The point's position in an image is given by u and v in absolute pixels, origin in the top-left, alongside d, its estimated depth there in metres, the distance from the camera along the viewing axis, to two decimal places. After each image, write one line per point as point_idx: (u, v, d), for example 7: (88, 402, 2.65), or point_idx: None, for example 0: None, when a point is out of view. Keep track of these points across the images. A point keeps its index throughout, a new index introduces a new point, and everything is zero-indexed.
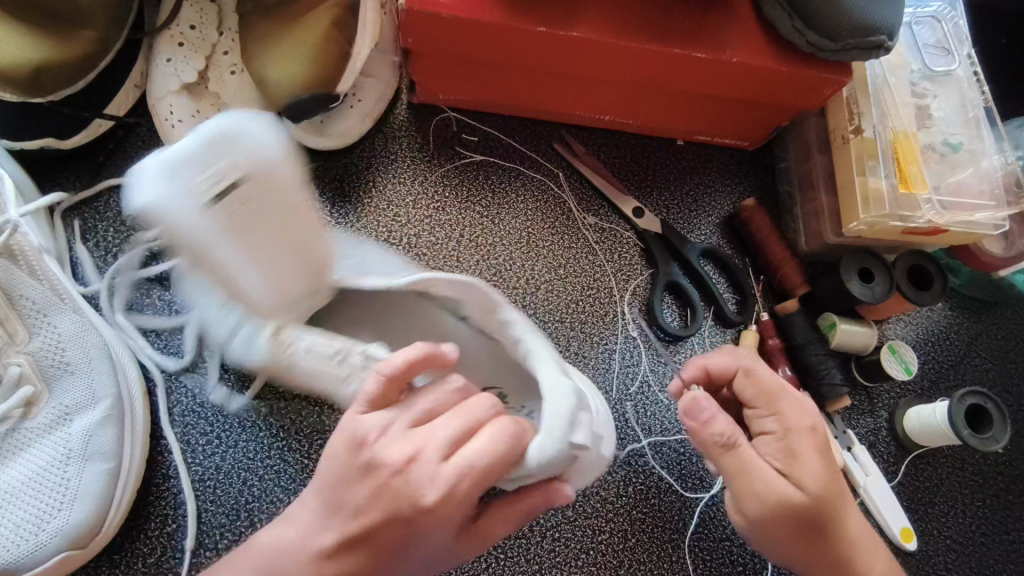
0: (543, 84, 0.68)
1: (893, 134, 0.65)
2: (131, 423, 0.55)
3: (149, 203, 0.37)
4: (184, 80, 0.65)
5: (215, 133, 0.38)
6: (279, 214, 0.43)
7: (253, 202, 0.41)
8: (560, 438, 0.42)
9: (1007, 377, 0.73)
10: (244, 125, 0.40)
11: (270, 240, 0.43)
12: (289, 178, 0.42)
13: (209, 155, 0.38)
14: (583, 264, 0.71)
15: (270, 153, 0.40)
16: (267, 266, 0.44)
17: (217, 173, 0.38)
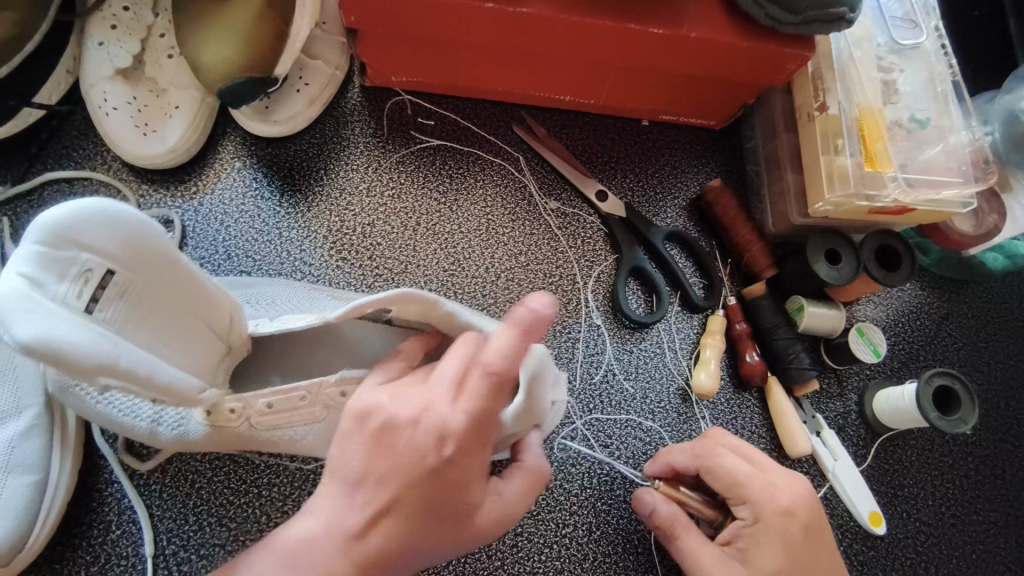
0: (496, 63, 0.66)
1: (859, 110, 0.62)
2: (61, 430, 0.53)
3: (39, 331, 0.36)
4: (118, 64, 0.61)
5: (52, 238, 0.38)
6: (162, 290, 0.44)
7: (125, 293, 0.41)
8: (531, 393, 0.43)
9: (977, 356, 0.72)
10: (92, 219, 0.39)
11: (152, 306, 0.43)
12: (134, 237, 0.41)
13: (57, 267, 0.38)
14: (544, 251, 0.69)
15: (95, 217, 0.39)
16: (178, 331, 0.45)
17: (83, 275, 0.39)
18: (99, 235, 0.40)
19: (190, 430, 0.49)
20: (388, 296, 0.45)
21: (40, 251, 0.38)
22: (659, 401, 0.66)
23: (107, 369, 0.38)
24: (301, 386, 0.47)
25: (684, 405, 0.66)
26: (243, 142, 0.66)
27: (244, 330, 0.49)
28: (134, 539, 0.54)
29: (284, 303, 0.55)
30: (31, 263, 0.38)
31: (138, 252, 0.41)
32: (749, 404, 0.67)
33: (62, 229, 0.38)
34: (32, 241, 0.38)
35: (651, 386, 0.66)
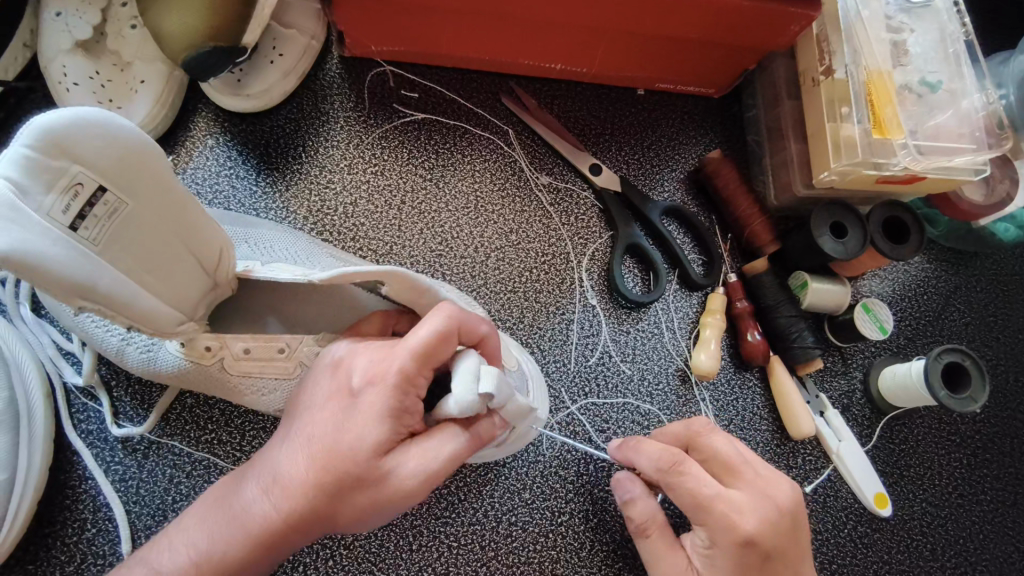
0: (482, 28, 0.62)
1: (867, 74, 0.58)
2: (29, 428, 0.50)
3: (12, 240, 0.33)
4: (77, 36, 0.57)
5: (45, 144, 0.35)
6: (153, 215, 0.40)
7: (114, 213, 0.38)
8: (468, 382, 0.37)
9: (986, 330, 0.70)
10: (91, 127, 0.36)
11: (145, 231, 0.40)
12: (130, 149, 0.38)
13: (46, 176, 0.35)
14: (536, 229, 0.66)
15: (91, 122, 0.36)
16: (168, 262, 0.42)
17: (73, 188, 0.36)
18: (95, 140, 0.37)
19: (160, 357, 0.48)
20: (377, 271, 0.42)
21: (29, 155, 0.35)
22: (658, 383, 0.63)
23: (86, 292, 0.37)
24: (281, 338, 0.46)
25: (684, 387, 0.64)
26: (215, 118, 0.63)
27: (230, 262, 0.46)
28: (111, 538, 0.51)
29: (279, 250, 0.53)
30: (18, 168, 0.34)
31: (133, 169, 0.38)
32: (750, 384, 0.65)
33: (56, 135, 0.35)
34: (21, 143, 0.35)
35: (649, 367, 0.64)
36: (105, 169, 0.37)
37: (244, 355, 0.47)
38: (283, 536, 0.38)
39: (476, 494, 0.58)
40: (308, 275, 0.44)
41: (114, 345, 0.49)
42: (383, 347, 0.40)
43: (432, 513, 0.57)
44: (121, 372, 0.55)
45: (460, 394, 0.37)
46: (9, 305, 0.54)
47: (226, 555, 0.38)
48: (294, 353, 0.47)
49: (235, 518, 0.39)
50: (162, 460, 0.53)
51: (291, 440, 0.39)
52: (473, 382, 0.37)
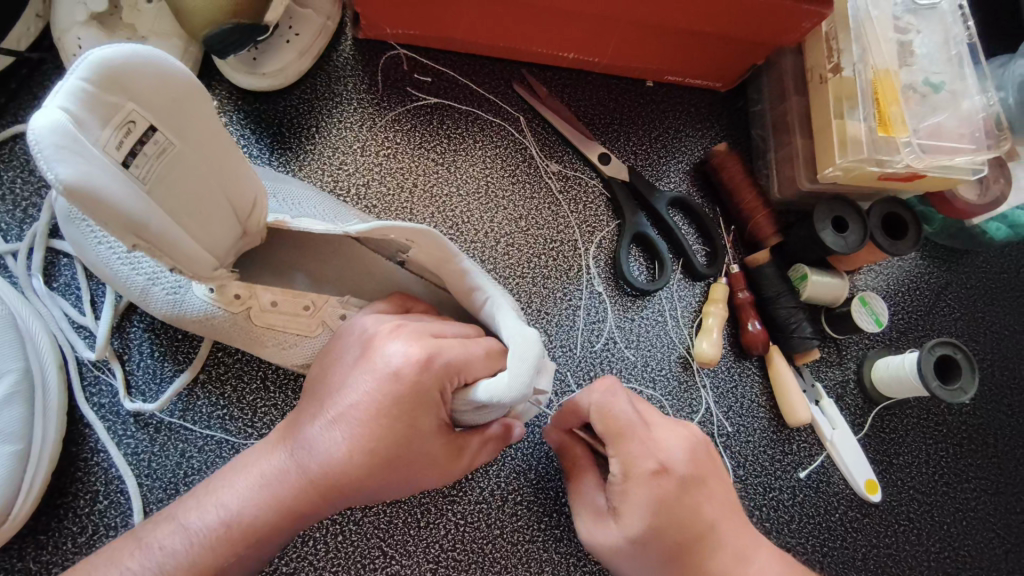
0: (497, 14, 0.62)
1: (875, 73, 0.60)
2: (44, 400, 0.50)
3: (81, 174, 0.33)
4: (91, 8, 0.57)
5: (101, 78, 0.35)
6: (196, 155, 0.42)
7: (161, 152, 0.39)
8: (524, 376, 0.39)
9: (974, 326, 0.72)
10: (142, 63, 0.37)
11: (182, 174, 0.41)
12: (177, 88, 0.39)
13: (101, 111, 0.35)
14: (545, 215, 0.67)
15: (143, 58, 0.37)
16: (203, 203, 0.43)
17: (126, 126, 0.37)
18: (146, 75, 0.37)
19: (188, 301, 0.50)
20: (410, 228, 0.43)
21: (85, 88, 0.35)
22: (660, 369, 0.65)
23: (136, 226, 0.36)
24: (308, 295, 0.49)
25: (685, 374, 0.65)
26: (229, 95, 0.62)
27: (263, 214, 0.48)
28: (123, 510, 0.52)
29: (308, 208, 0.53)
30: (76, 101, 0.34)
31: (180, 109, 0.40)
32: (749, 372, 0.67)
33: (112, 70, 0.36)
34: (76, 76, 0.35)
35: (653, 354, 0.65)
36: (157, 104, 0.38)
37: (271, 308, 0.49)
38: (307, 505, 0.41)
39: (482, 474, 0.59)
40: (346, 228, 0.45)
41: (139, 283, 0.50)
42: (421, 337, 0.42)
43: (441, 491, 0.58)
44: (134, 345, 0.55)
45: (513, 382, 0.39)
46: (22, 276, 0.54)
47: (259, 519, 0.41)
48: (319, 311, 0.50)
49: (289, 477, 0.41)
50: (176, 434, 0.54)
51: (331, 409, 0.41)
52: (529, 374, 0.40)
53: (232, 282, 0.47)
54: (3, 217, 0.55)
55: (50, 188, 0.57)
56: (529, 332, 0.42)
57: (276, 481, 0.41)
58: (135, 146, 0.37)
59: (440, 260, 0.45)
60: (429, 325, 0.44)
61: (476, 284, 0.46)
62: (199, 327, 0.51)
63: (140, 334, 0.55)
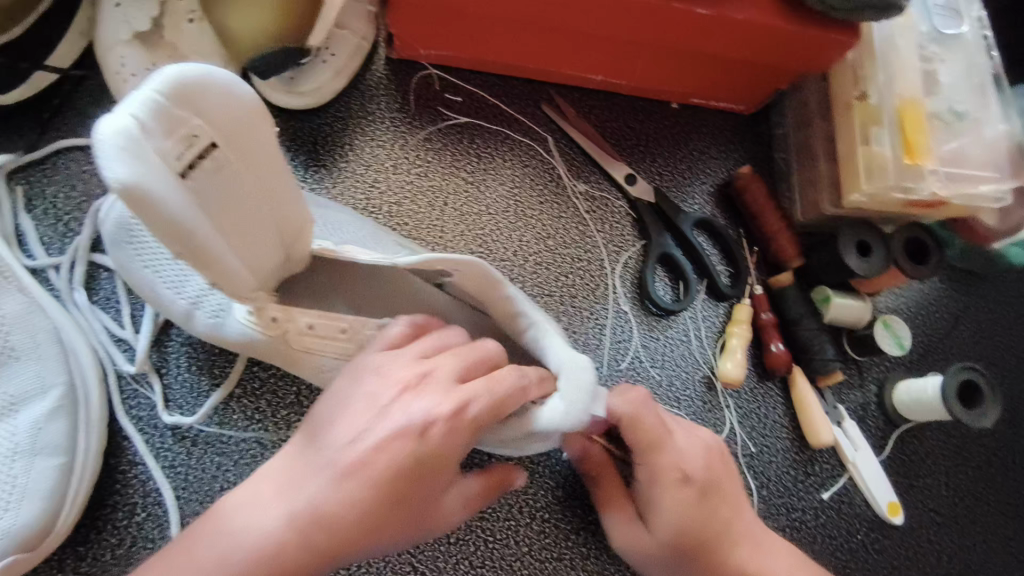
0: (529, 38, 0.63)
1: (900, 100, 0.61)
2: (86, 412, 0.51)
3: (136, 176, 0.34)
4: (135, 27, 0.57)
5: (173, 93, 0.37)
6: (252, 177, 0.43)
7: (218, 168, 0.40)
8: (581, 407, 0.44)
9: (994, 349, 0.73)
10: (215, 85, 0.38)
11: (236, 192, 0.42)
12: (245, 110, 0.40)
13: (167, 123, 0.37)
14: (573, 235, 0.68)
15: (216, 78, 0.39)
16: (250, 223, 0.44)
17: (189, 139, 0.38)
18: (215, 93, 0.38)
19: (227, 324, 0.50)
20: (461, 258, 0.43)
21: (157, 100, 0.36)
22: (685, 388, 0.66)
23: (181, 234, 0.37)
24: (345, 319, 0.48)
25: (709, 394, 0.66)
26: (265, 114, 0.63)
27: (308, 241, 0.48)
28: (160, 522, 0.52)
29: (348, 232, 0.55)
30: (146, 110, 0.36)
31: (243, 131, 0.41)
32: (771, 393, 0.67)
33: (185, 87, 0.37)
34: (151, 88, 0.36)
35: (677, 373, 0.66)
36: (222, 122, 0.39)
37: (308, 330, 0.48)
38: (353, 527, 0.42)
39: (511, 491, 0.59)
40: (395, 260, 0.45)
41: (184, 305, 0.51)
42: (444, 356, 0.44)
43: (470, 507, 0.58)
44: (172, 359, 0.56)
45: (572, 410, 0.43)
46: (63, 289, 0.55)
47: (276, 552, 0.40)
48: (355, 333, 0.49)
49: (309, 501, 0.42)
50: (212, 448, 0.54)
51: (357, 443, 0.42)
52: (586, 401, 0.44)
53: (271, 304, 0.46)
54: (45, 231, 0.57)
55: (90, 203, 0.58)
56: (579, 357, 0.45)
57: (307, 512, 0.41)
58: (193, 159, 0.39)
59: (484, 286, 0.46)
60: (434, 338, 0.45)
61: (520, 309, 0.47)
62: (239, 348, 0.51)
63: (178, 348, 0.56)
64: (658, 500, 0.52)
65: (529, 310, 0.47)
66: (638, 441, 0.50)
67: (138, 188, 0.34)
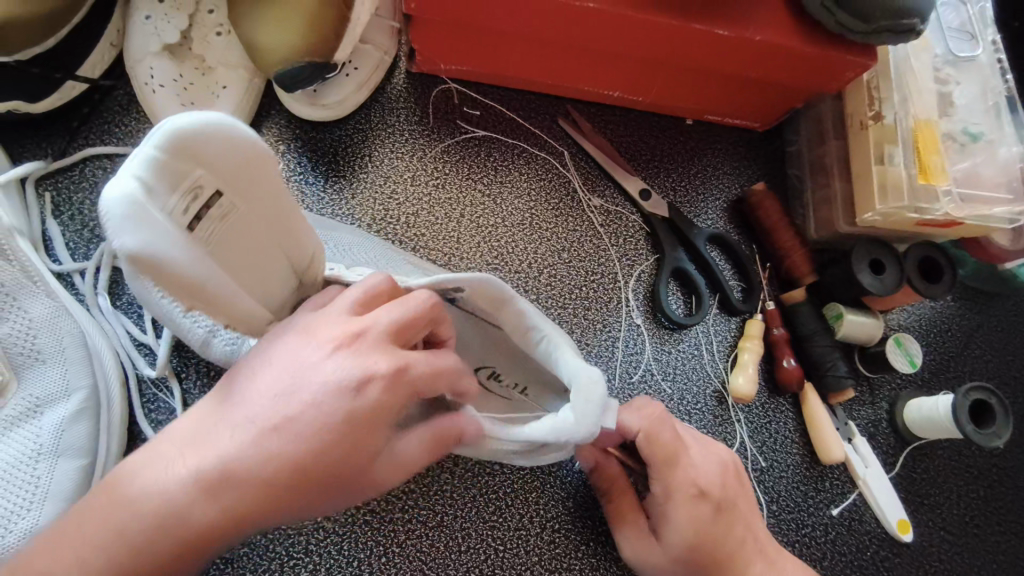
0: (549, 56, 0.65)
1: (915, 121, 0.62)
2: (109, 416, 0.52)
3: (141, 244, 0.34)
4: (165, 39, 0.60)
5: (172, 147, 0.36)
6: (259, 216, 0.43)
7: (225, 217, 0.40)
8: (588, 421, 0.44)
9: (1005, 369, 0.73)
10: (215, 132, 0.37)
11: (245, 233, 0.42)
12: (248, 156, 0.39)
13: (172, 178, 0.36)
14: (587, 248, 0.69)
15: (216, 123, 0.37)
16: (260, 259, 0.44)
17: (194, 191, 0.38)
18: (217, 141, 0.37)
19: None
20: (471, 276, 0.44)
21: (157, 156, 0.36)
22: (696, 402, 0.66)
23: (192, 291, 0.37)
24: None
25: (720, 408, 0.66)
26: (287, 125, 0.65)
27: (320, 270, 0.49)
28: None
29: (361, 254, 0.56)
30: (147, 168, 0.35)
31: (247, 175, 0.40)
32: (783, 409, 0.68)
33: (184, 139, 0.36)
34: (150, 144, 0.35)
35: (689, 387, 0.66)
36: (226, 170, 0.39)
37: None
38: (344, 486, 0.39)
39: (522, 500, 0.60)
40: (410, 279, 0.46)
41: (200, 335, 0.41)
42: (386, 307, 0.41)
43: (481, 516, 0.59)
44: (191, 364, 0.57)
45: (581, 422, 0.44)
46: (88, 294, 0.56)
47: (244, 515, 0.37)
48: None
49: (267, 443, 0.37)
50: None
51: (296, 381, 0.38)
52: (596, 413, 0.44)
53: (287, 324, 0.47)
54: (71, 237, 0.58)
55: None
56: (592, 371, 0.46)
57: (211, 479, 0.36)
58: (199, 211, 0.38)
59: (496, 302, 0.47)
60: (364, 292, 0.41)
61: (533, 324, 0.48)
62: None
63: (198, 353, 0.57)
64: (671, 514, 0.52)
65: (540, 326, 0.48)
66: (658, 454, 0.52)
67: (140, 257, 0.34)
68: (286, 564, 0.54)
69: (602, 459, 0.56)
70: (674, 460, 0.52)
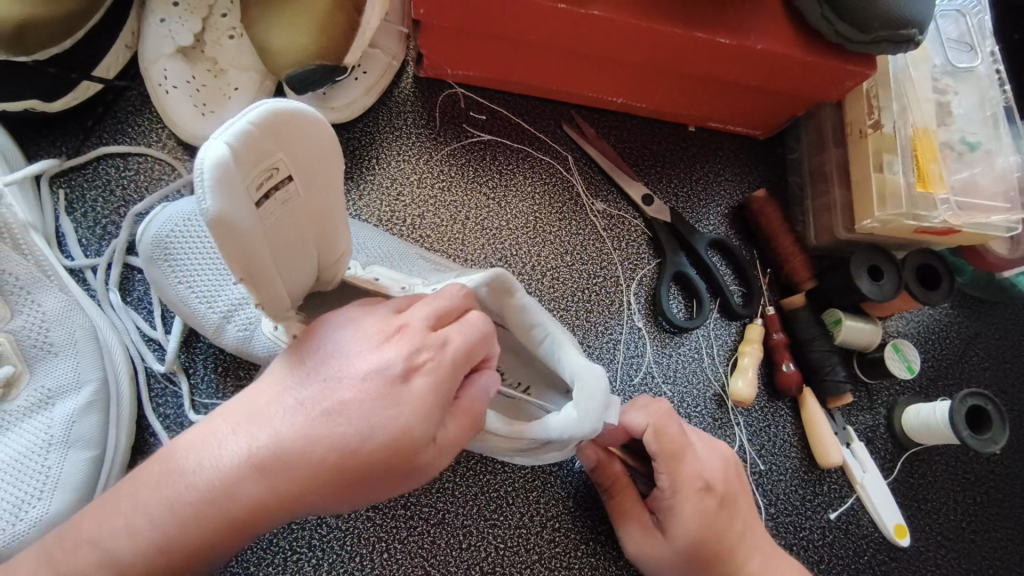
0: (554, 63, 0.66)
1: (914, 130, 0.63)
2: (118, 409, 0.53)
3: (228, 211, 0.33)
4: (179, 42, 0.61)
5: (265, 122, 0.35)
6: (310, 206, 0.42)
7: (286, 200, 0.40)
8: (595, 419, 0.45)
9: (1003, 376, 0.74)
10: (300, 115, 0.38)
11: (295, 220, 0.41)
12: (322, 142, 0.40)
13: (257, 153, 0.36)
14: (589, 251, 0.70)
15: (309, 107, 0.38)
16: (299, 249, 0.43)
17: (269, 170, 0.37)
18: (307, 122, 0.38)
19: (256, 339, 0.52)
20: None
21: (251, 128, 0.35)
22: (696, 405, 0.67)
23: (251, 271, 0.36)
24: None
25: (720, 411, 0.67)
26: None
27: (340, 270, 0.49)
28: None
29: (370, 251, 0.57)
30: (241, 138, 0.34)
31: (314, 160, 0.41)
32: (781, 412, 0.68)
33: (279, 116, 0.36)
34: (245, 117, 0.35)
35: (689, 390, 0.67)
36: (300, 152, 0.39)
37: None
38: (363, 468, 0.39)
39: (522, 499, 0.61)
40: None
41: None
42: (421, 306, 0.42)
43: (482, 514, 0.60)
44: (199, 360, 0.57)
45: (586, 420, 0.45)
46: (99, 290, 0.57)
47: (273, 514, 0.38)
48: None
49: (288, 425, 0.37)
50: None
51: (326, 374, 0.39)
52: (600, 411, 0.45)
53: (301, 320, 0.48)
54: (83, 233, 0.59)
55: (128, 207, 0.60)
56: (595, 368, 0.47)
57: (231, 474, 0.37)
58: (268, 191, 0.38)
59: (501, 298, 0.48)
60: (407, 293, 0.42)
61: (536, 320, 0.48)
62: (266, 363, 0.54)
63: (205, 349, 0.58)
64: (676, 509, 0.53)
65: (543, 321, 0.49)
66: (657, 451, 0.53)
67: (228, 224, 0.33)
68: (289, 558, 0.55)
69: (605, 458, 0.56)
70: (674, 459, 0.53)
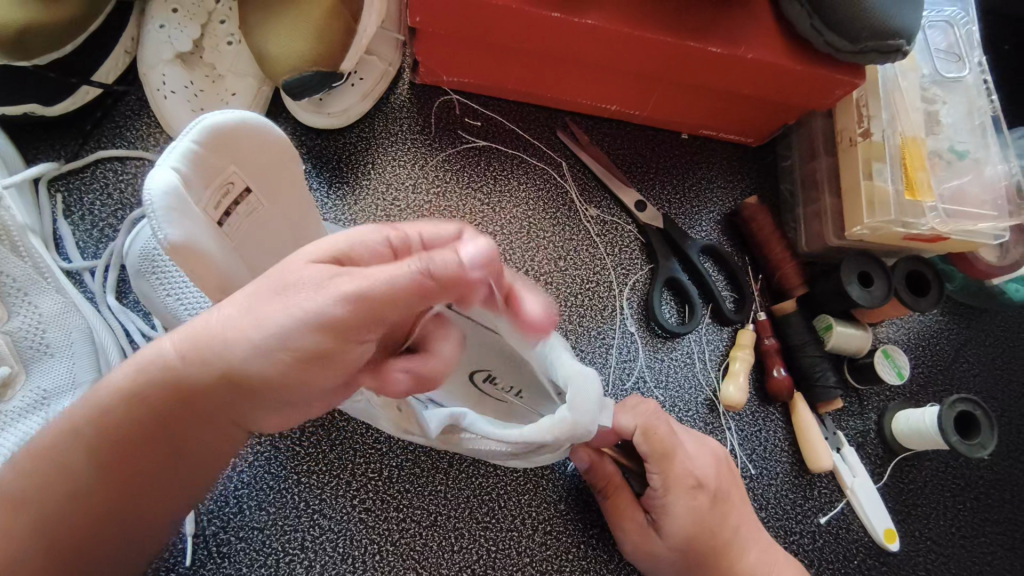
0: (548, 71, 0.67)
1: (902, 138, 0.64)
2: None
3: (188, 234, 0.36)
4: (178, 48, 0.62)
5: (208, 140, 0.38)
6: (277, 212, 0.46)
7: (251, 210, 0.44)
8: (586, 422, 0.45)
9: (993, 383, 0.74)
10: (246, 128, 0.40)
11: (260, 231, 0.45)
12: (276, 152, 0.43)
13: (206, 172, 0.39)
14: (583, 256, 0.70)
15: (252, 120, 0.41)
16: (271, 253, 0.47)
17: (225, 186, 0.40)
18: (253, 136, 0.41)
19: None
20: None
21: (195, 149, 0.38)
22: (688, 409, 0.67)
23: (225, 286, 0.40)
24: None
25: (712, 416, 0.68)
26: (294, 133, 0.67)
27: None
28: None
29: None
30: (187, 161, 0.38)
31: (271, 170, 0.44)
32: (773, 418, 0.69)
33: (221, 133, 0.39)
34: (189, 138, 0.38)
35: (681, 395, 0.68)
36: (253, 165, 0.42)
37: None
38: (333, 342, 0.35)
39: (515, 501, 0.61)
40: None
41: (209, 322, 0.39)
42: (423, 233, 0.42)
43: (474, 516, 0.60)
44: None
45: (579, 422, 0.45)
46: (97, 292, 0.58)
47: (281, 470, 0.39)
48: None
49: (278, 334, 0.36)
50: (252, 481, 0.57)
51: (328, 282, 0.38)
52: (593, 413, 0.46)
53: None
54: (81, 236, 0.59)
55: (126, 210, 0.61)
56: (586, 370, 0.47)
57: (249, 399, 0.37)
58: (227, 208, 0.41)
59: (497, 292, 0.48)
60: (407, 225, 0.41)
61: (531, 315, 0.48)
62: None
63: None
64: (667, 510, 0.54)
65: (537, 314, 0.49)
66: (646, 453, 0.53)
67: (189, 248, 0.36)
68: (281, 560, 0.56)
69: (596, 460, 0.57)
70: (665, 460, 0.54)
